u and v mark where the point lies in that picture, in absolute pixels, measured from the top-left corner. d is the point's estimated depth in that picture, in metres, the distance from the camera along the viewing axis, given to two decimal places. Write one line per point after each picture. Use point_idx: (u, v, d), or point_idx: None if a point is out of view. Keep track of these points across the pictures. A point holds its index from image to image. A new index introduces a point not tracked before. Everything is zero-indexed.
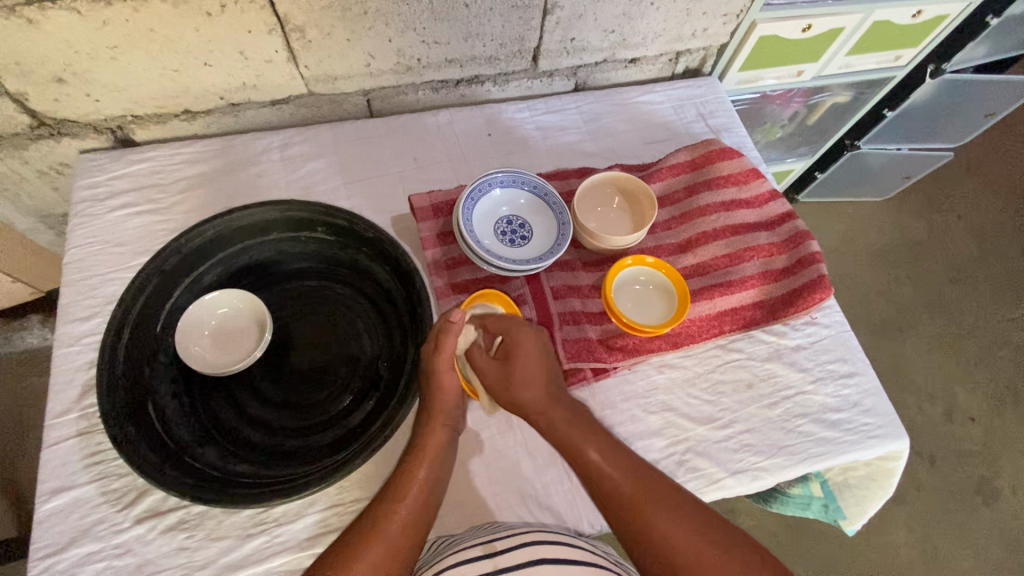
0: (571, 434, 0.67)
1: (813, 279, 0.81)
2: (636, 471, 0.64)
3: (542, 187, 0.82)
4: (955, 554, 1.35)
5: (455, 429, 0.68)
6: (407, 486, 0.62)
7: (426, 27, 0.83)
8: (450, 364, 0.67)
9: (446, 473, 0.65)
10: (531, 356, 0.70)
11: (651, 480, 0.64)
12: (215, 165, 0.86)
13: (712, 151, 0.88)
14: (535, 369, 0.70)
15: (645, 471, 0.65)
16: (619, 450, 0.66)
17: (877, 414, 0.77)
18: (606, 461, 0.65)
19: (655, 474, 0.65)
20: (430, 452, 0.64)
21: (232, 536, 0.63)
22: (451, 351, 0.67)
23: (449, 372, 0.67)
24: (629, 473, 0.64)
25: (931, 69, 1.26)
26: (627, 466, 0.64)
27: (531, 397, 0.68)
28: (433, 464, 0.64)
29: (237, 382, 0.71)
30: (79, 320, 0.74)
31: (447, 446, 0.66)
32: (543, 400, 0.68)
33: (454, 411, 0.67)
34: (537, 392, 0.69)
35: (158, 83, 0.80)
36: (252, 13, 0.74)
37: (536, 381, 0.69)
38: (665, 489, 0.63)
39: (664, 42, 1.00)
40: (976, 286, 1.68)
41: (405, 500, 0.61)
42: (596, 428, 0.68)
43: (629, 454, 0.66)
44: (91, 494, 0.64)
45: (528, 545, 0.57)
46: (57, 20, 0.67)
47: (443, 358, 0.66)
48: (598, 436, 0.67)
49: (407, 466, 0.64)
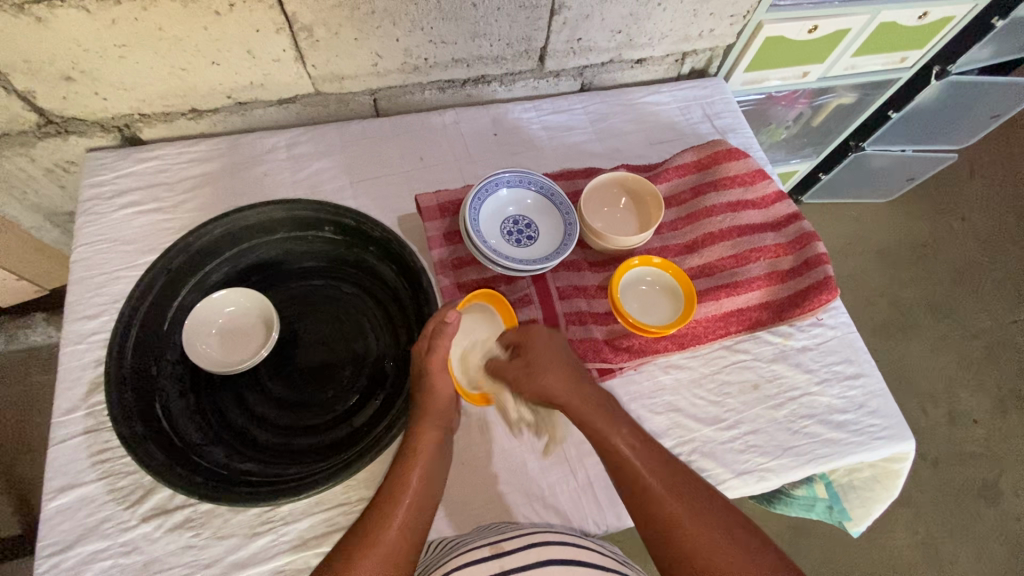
0: (599, 423, 0.66)
1: (819, 280, 0.81)
2: (664, 468, 0.64)
3: (549, 187, 0.82)
4: (958, 556, 1.35)
5: (446, 430, 0.68)
6: (401, 489, 0.62)
7: (433, 27, 0.83)
8: (441, 366, 0.67)
9: (440, 473, 0.65)
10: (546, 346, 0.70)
11: (675, 475, 0.63)
12: (222, 164, 0.86)
13: (718, 152, 0.88)
14: (556, 355, 0.70)
15: (673, 467, 0.64)
16: (645, 442, 0.66)
17: (883, 416, 0.77)
18: (634, 454, 0.64)
19: (679, 469, 0.64)
20: (423, 454, 0.64)
21: (239, 534, 0.63)
22: (442, 354, 0.67)
23: (441, 375, 0.67)
24: (656, 469, 0.63)
25: (937, 70, 1.26)
26: (654, 458, 0.64)
27: (556, 381, 0.68)
28: (426, 465, 0.64)
29: (244, 380, 0.71)
30: (86, 318, 0.74)
31: (439, 448, 0.66)
32: (569, 384, 0.68)
33: (446, 413, 0.68)
34: (560, 377, 0.68)
35: (166, 81, 0.80)
36: (260, 12, 0.74)
37: (558, 366, 0.69)
38: (692, 487, 0.62)
39: (671, 43, 1.00)
40: (980, 288, 1.68)
41: (401, 504, 0.61)
42: (625, 419, 0.67)
43: (656, 449, 0.65)
44: (99, 492, 0.64)
45: (535, 546, 0.57)
46: (67, 18, 0.68)
47: (436, 361, 0.67)
48: (626, 426, 0.66)
49: (402, 468, 0.63)
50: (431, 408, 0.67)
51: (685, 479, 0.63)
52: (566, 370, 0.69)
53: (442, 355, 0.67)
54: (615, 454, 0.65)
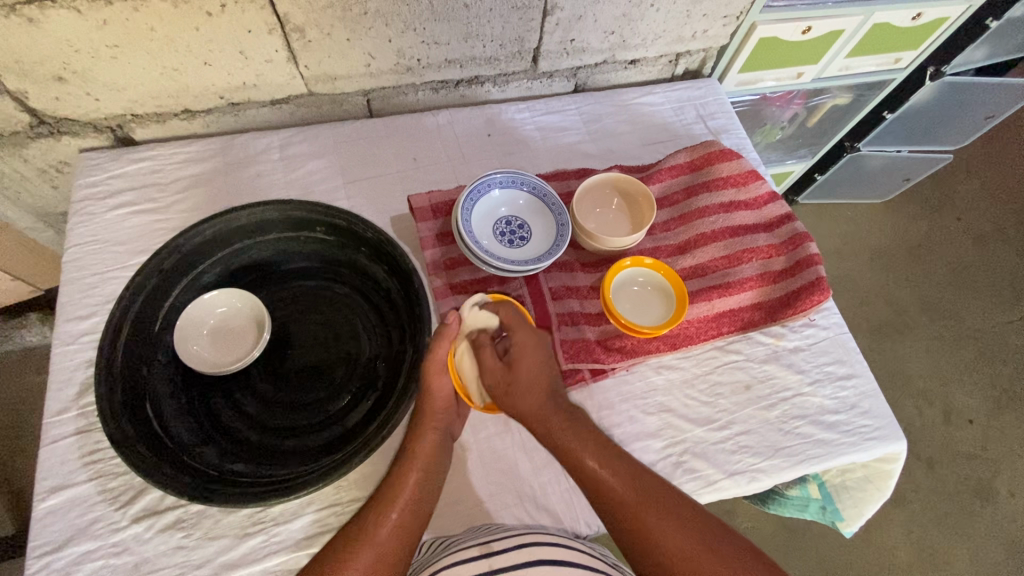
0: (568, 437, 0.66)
1: (812, 281, 0.81)
2: (635, 478, 0.64)
3: (542, 188, 0.82)
4: (953, 556, 1.35)
5: (447, 433, 0.68)
6: (398, 490, 0.62)
7: (426, 28, 0.83)
8: (440, 368, 0.67)
9: (440, 476, 0.65)
10: (531, 359, 0.69)
11: (646, 484, 0.64)
12: (215, 165, 0.86)
13: (711, 153, 0.88)
14: (539, 374, 0.69)
15: (642, 477, 0.64)
16: (614, 454, 0.66)
17: (874, 416, 0.77)
18: (601, 467, 0.64)
19: (649, 478, 0.64)
20: (422, 456, 0.65)
21: (229, 535, 0.63)
22: (443, 357, 0.67)
23: (440, 377, 0.66)
24: (627, 481, 0.64)
25: (931, 71, 1.26)
26: (625, 468, 0.65)
27: (527, 403, 0.67)
28: (426, 466, 0.64)
29: (236, 381, 0.71)
30: (78, 319, 0.74)
31: (439, 449, 0.66)
32: (543, 405, 0.67)
33: (445, 414, 0.67)
34: (535, 399, 0.67)
35: (158, 82, 0.80)
36: (252, 12, 0.74)
37: (537, 386, 0.68)
38: (663, 494, 0.63)
39: (664, 44, 1.00)
40: (976, 288, 1.68)
41: (396, 505, 0.61)
42: (595, 434, 0.67)
43: (626, 459, 0.66)
44: (89, 492, 0.64)
45: (524, 546, 0.57)
46: (58, 19, 0.67)
47: (435, 360, 0.66)
48: (595, 440, 0.67)
49: (401, 469, 0.64)
50: (433, 410, 0.67)
51: (656, 486, 0.64)
52: (544, 392, 0.68)
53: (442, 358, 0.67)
54: (582, 469, 0.65)
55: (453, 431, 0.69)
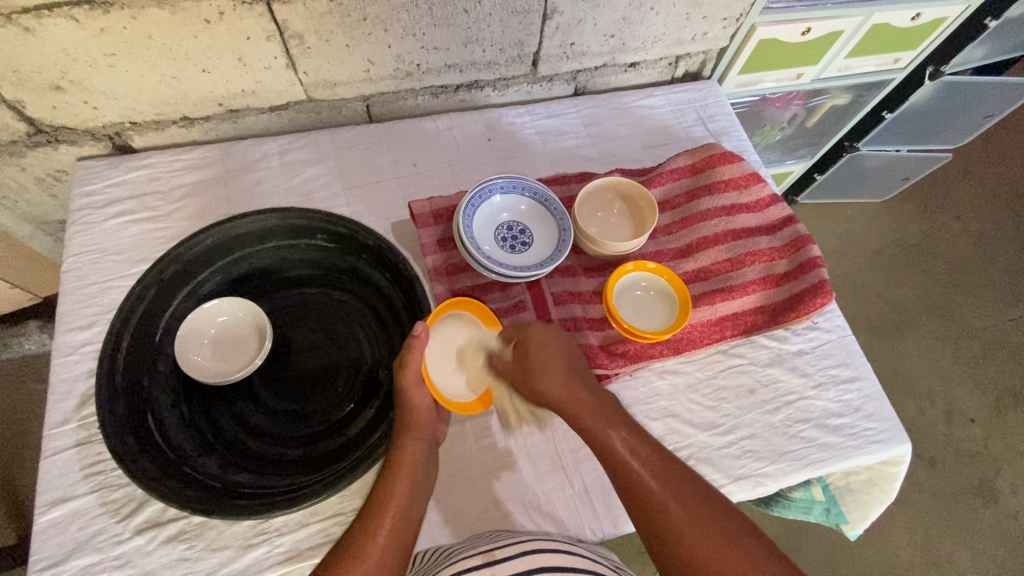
0: (592, 421, 0.67)
1: (815, 284, 0.80)
2: (666, 468, 0.63)
3: (543, 193, 0.81)
4: (956, 556, 1.35)
5: (431, 440, 0.67)
6: (388, 500, 0.61)
7: (424, 33, 0.82)
8: (417, 378, 0.66)
9: (426, 484, 0.65)
10: (541, 344, 0.70)
11: (670, 471, 0.63)
12: (214, 172, 0.85)
13: (712, 156, 0.87)
14: (546, 348, 0.70)
15: (685, 482, 0.62)
16: (643, 441, 0.66)
17: (879, 419, 0.77)
18: (628, 449, 0.65)
19: (676, 465, 0.64)
20: (407, 467, 0.64)
21: (233, 546, 0.63)
22: (417, 366, 0.67)
23: (418, 389, 0.66)
24: (651, 464, 0.64)
25: (930, 70, 1.25)
26: (647, 451, 0.65)
27: (553, 384, 0.68)
28: (412, 475, 0.64)
29: (237, 391, 0.71)
30: (77, 329, 0.73)
31: (424, 457, 0.65)
32: (564, 382, 0.69)
33: (427, 422, 0.67)
34: (555, 377, 0.69)
35: (156, 90, 0.79)
36: (250, 19, 0.73)
37: (555, 368, 0.69)
38: (691, 484, 0.62)
39: (664, 47, 1.00)
40: (976, 287, 1.68)
41: (388, 516, 0.61)
42: (618, 415, 0.68)
43: (653, 442, 0.66)
44: (90, 505, 0.64)
45: (526, 553, 0.57)
46: (55, 28, 0.67)
47: (409, 373, 0.66)
48: (625, 426, 0.67)
49: (387, 480, 0.63)
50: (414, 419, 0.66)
51: (706, 498, 0.61)
52: (563, 369, 0.69)
53: (416, 368, 0.67)
54: (612, 452, 0.65)
55: (436, 436, 0.68)
